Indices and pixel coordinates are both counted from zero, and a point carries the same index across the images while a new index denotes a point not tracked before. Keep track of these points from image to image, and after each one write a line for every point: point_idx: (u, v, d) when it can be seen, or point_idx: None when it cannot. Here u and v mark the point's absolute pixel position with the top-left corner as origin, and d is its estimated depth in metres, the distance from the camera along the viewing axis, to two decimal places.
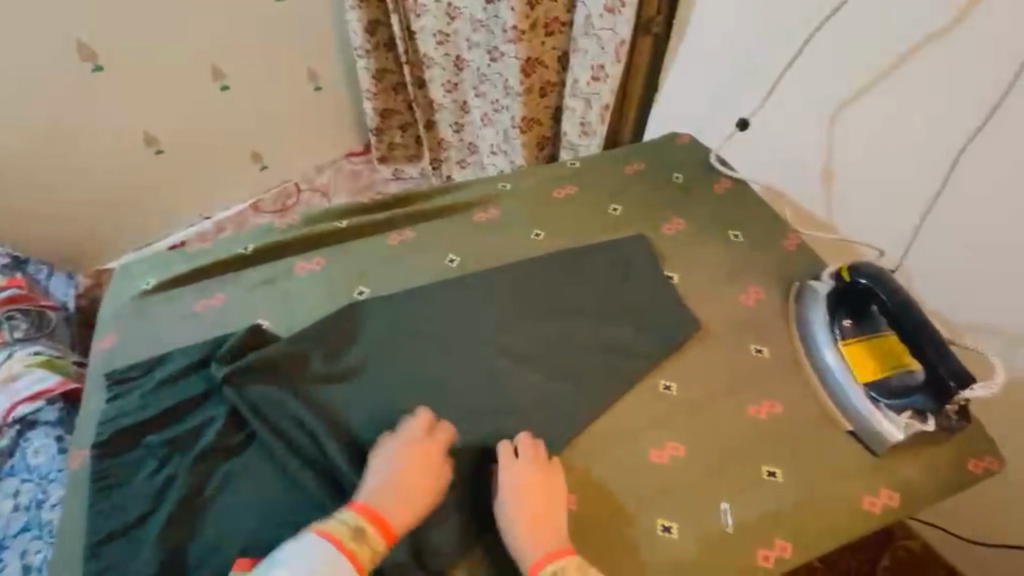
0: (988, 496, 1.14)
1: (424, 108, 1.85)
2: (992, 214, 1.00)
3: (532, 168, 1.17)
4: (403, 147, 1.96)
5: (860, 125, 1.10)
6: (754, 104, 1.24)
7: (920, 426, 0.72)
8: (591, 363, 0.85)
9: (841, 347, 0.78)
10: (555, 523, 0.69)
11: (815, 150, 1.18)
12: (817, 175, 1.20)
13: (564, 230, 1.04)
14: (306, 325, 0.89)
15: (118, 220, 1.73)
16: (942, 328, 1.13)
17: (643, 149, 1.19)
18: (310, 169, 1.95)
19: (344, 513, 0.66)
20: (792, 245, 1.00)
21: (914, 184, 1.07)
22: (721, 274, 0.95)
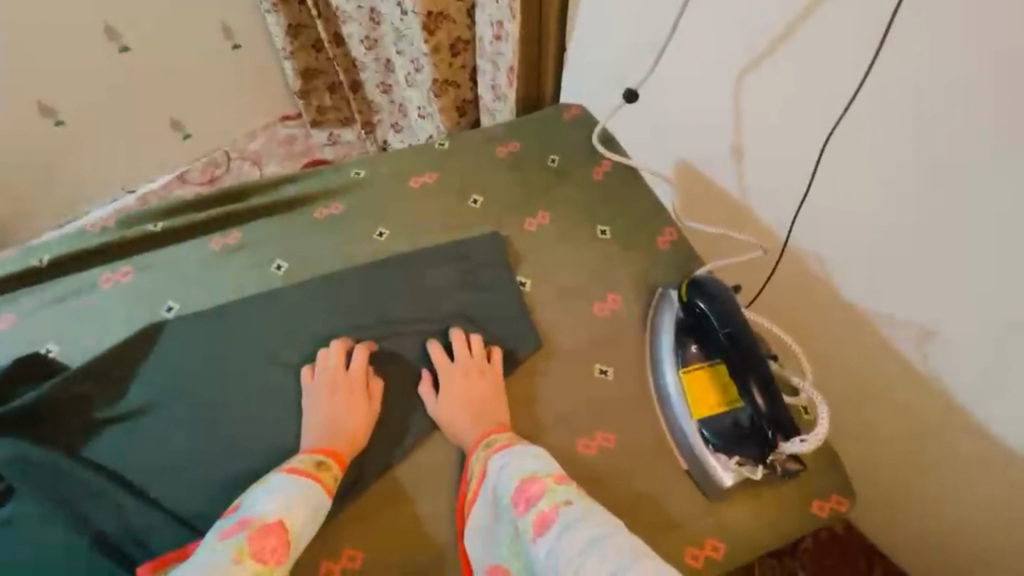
0: (879, 489, 1.08)
1: (345, 68, 1.62)
2: (882, 188, 0.83)
3: (395, 149, 1.03)
4: (334, 109, 1.75)
5: (759, 78, 0.90)
6: (667, 70, 1.03)
7: (749, 472, 0.65)
8: (413, 390, 0.76)
9: (682, 375, 0.69)
10: (487, 406, 0.72)
11: (722, 117, 0.99)
12: (721, 147, 1.02)
13: (418, 228, 0.91)
14: (100, 352, 0.78)
15: (21, 204, 1.51)
16: (830, 329, 1.00)
17: (519, 125, 1.03)
18: (240, 135, 1.74)
19: (300, 455, 0.67)
20: (665, 242, 0.88)
21: (799, 164, 0.91)
22: (583, 278, 0.84)
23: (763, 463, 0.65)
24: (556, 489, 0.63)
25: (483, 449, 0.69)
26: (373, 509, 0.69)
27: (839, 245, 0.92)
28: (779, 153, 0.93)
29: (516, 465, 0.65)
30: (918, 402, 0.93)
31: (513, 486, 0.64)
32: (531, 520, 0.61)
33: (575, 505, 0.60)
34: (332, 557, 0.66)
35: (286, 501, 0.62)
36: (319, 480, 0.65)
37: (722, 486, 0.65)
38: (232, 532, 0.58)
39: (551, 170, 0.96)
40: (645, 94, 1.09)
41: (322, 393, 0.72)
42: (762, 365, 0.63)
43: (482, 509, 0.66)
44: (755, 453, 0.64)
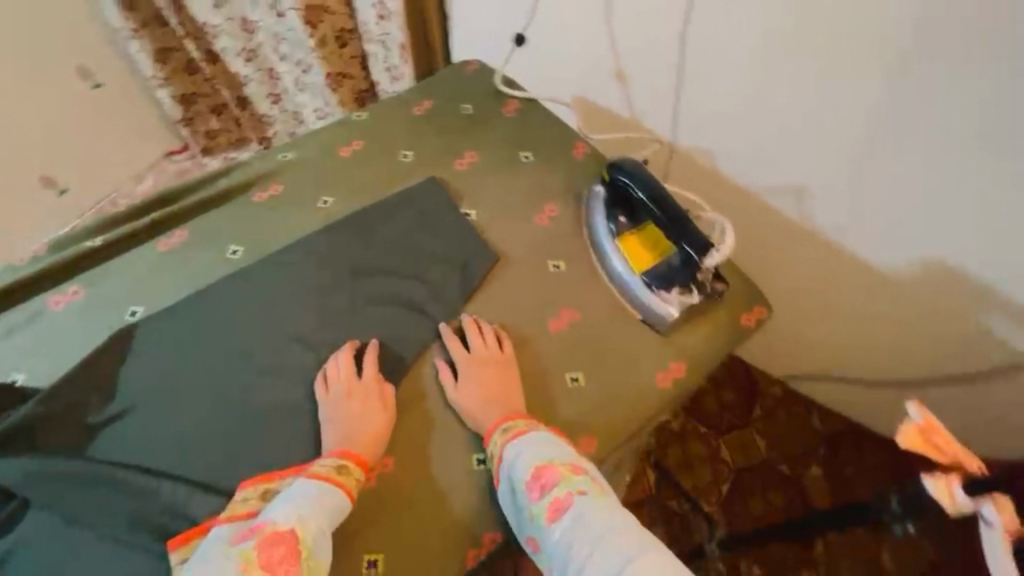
0: (795, 334, 1.28)
1: (228, 86, 1.50)
2: (735, 69, 1.01)
3: (314, 130, 1.07)
4: (225, 132, 1.57)
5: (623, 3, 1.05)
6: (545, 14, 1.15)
7: (687, 300, 0.79)
8: (396, 321, 0.83)
9: (619, 243, 0.83)
10: (500, 398, 0.75)
11: (600, 45, 1.13)
12: (607, 71, 1.16)
13: (358, 191, 0.97)
14: (73, 366, 0.78)
15: None
16: (730, 209, 1.18)
17: (426, 87, 1.12)
18: (126, 179, 1.54)
19: (324, 460, 0.70)
20: (580, 154, 1.00)
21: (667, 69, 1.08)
22: (518, 197, 0.95)
23: (696, 287, 0.79)
24: (572, 478, 0.67)
25: (501, 438, 0.71)
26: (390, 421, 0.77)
27: (714, 128, 1.09)
28: (654, 63, 1.09)
29: (530, 453, 0.69)
30: (808, 244, 1.12)
31: (530, 475, 0.67)
32: (547, 509, 0.66)
33: (591, 499, 0.65)
34: None
35: (301, 512, 0.64)
36: (339, 485, 0.68)
37: (669, 319, 0.79)
38: (244, 538, 0.62)
39: (466, 117, 1.06)
40: (529, 40, 1.21)
41: (341, 402, 0.74)
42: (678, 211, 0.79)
43: (500, 498, 0.70)
44: (686, 282, 0.79)
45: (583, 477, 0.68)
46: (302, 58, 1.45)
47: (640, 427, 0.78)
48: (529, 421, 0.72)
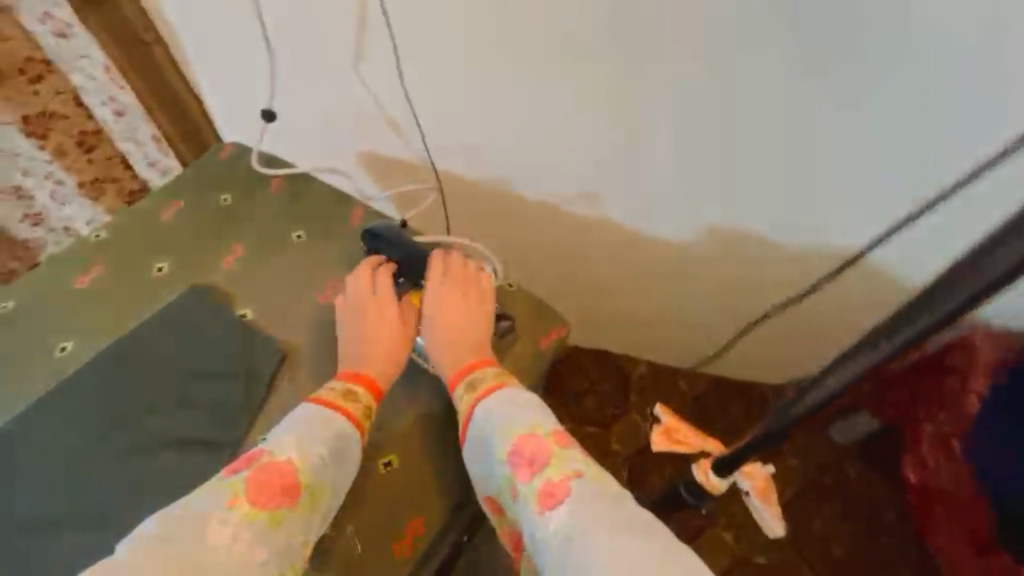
0: (634, 324, 1.26)
1: None
2: (485, 108, 0.94)
3: (42, 263, 0.91)
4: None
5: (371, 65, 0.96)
6: (290, 78, 1.04)
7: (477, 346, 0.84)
8: (175, 462, 0.74)
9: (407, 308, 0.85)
10: (468, 345, 0.80)
11: (354, 103, 1.04)
12: (377, 122, 1.05)
13: (103, 327, 0.84)
14: None
15: None
16: (527, 240, 1.16)
17: (178, 184, 1.00)
18: None
19: (333, 383, 0.77)
20: (358, 220, 0.95)
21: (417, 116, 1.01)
22: (297, 283, 0.88)
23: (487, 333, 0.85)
24: (563, 457, 0.68)
25: (471, 391, 0.76)
26: None
27: (489, 162, 1.03)
28: (407, 111, 1.01)
29: (515, 421, 0.72)
30: (612, 254, 1.11)
31: (514, 448, 0.70)
32: (536, 490, 0.67)
33: (584, 478, 0.66)
34: None
35: (302, 443, 0.69)
36: (340, 408, 0.74)
37: None
38: (238, 470, 0.66)
39: (226, 209, 0.97)
40: (280, 111, 1.11)
41: (354, 318, 0.81)
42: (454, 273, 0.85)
43: (476, 465, 0.74)
44: None
45: (573, 455, 0.69)
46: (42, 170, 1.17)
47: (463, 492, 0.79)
48: (507, 385, 0.76)
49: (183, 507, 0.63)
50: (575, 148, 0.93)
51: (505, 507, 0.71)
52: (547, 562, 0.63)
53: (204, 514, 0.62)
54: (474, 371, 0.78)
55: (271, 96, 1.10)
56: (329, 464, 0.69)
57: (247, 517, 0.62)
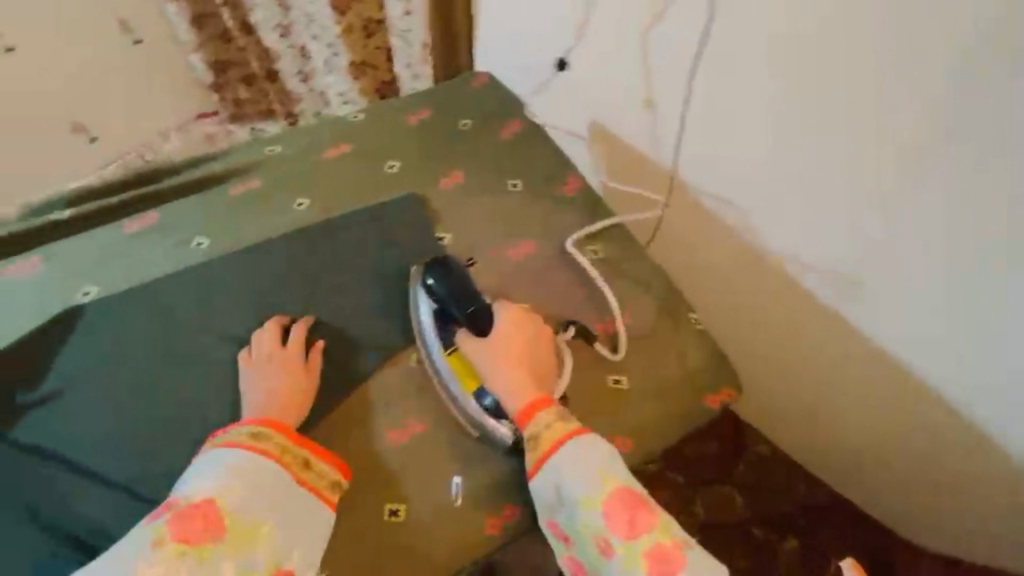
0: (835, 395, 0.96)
1: (259, 57, 1.31)
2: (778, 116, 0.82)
3: (308, 126, 1.05)
4: (254, 102, 1.37)
5: (666, 38, 0.88)
6: (567, 26, 1.01)
7: (640, 368, 0.77)
8: (344, 342, 0.80)
9: (449, 361, 0.77)
10: (541, 373, 0.74)
11: (627, 71, 0.96)
12: (634, 99, 0.97)
13: (334, 198, 0.93)
14: (11, 339, 0.77)
15: None
16: (735, 284, 1.00)
17: (429, 95, 1.07)
18: (150, 138, 1.38)
19: (238, 427, 0.68)
20: (570, 191, 0.95)
21: (677, 103, 0.92)
22: (497, 229, 0.90)
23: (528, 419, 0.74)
24: (664, 525, 0.64)
25: (555, 426, 0.69)
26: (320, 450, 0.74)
27: (742, 182, 0.90)
28: (672, 92, 0.91)
29: (608, 473, 0.66)
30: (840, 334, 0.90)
31: (611, 501, 0.65)
32: (642, 555, 0.62)
33: (692, 547, 0.63)
34: None
35: (220, 481, 0.64)
36: (253, 451, 0.66)
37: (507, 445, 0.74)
38: (158, 516, 0.62)
39: (461, 133, 1.01)
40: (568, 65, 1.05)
41: (263, 369, 0.75)
42: (529, 342, 0.75)
43: (546, 500, 0.69)
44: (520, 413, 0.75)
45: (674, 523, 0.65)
46: (334, 41, 1.30)
47: None
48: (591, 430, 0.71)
49: (114, 561, 0.59)
50: (852, 193, 0.79)
51: (573, 540, 0.67)
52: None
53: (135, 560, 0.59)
54: (557, 406, 0.71)
55: (568, 48, 1.04)
56: (255, 500, 0.64)
57: (180, 557, 0.60)
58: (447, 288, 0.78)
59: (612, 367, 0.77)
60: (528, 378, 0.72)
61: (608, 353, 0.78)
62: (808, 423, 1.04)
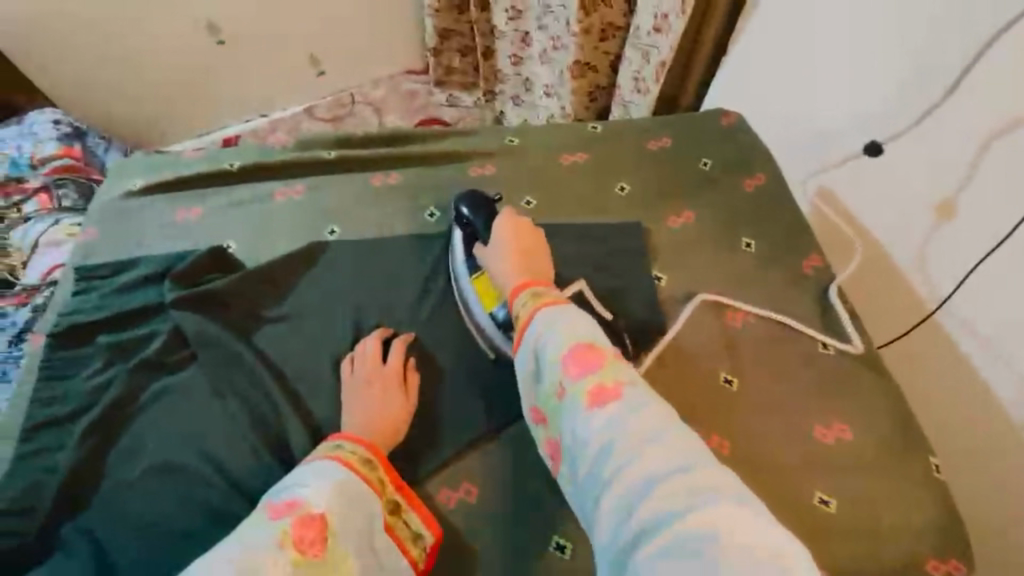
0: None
1: (482, 34, 1.70)
2: None
3: (547, 126, 1.06)
4: (461, 73, 1.84)
5: (1000, 178, 0.79)
6: (892, 104, 0.91)
7: (857, 498, 0.68)
8: None
9: (472, 282, 0.80)
10: (535, 273, 0.76)
11: (925, 181, 0.88)
12: (926, 199, 0.88)
13: (563, 205, 0.94)
14: (270, 258, 0.86)
15: (189, 102, 1.77)
16: (950, 424, 0.89)
17: (674, 123, 1.04)
18: (366, 82, 1.89)
19: (348, 444, 0.66)
20: (807, 268, 0.87)
21: (990, 238, 0.80)
22: (719, 285, 0.85)
23: None
24: (617, 367, 0.60)
25: (531, 301, 0.69)
26: (500, 455, 0.73)
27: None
28: (987, 224, 0.81)
29: (564, 326, 0.64)
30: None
31: (570, 353, 0.61)
32: (589, 390, 0.58)
33: (637, 386, 0.58)
34: (450, 486, 0.71)
35: (331, 497, 0.60)
36: (362, 475, 0.64)
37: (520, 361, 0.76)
38: (277, 515, 0.58)
39: (701, 173, 0.97)
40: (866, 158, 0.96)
41: (363, 384, 0.73)
42: (530, 247, 0.79)
43: (520, 370, 0.66)
44: None
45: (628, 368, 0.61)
46: (558, 35, 1.50)
47: None
48: (570, 301, 0.69)
49: (220, 557, 0.54)
50: None
51: (546, 411, 0.63)
52: (585, 460, 0.55)
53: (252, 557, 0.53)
54: (538, 287, 0.72)
55: (896, 134, 0.91)
56: (358, 528, 0.60)
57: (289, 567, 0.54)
58: (480, 215, 0.83)
59: (821, 483, 0.69)
60: (520, 271, 0.75)
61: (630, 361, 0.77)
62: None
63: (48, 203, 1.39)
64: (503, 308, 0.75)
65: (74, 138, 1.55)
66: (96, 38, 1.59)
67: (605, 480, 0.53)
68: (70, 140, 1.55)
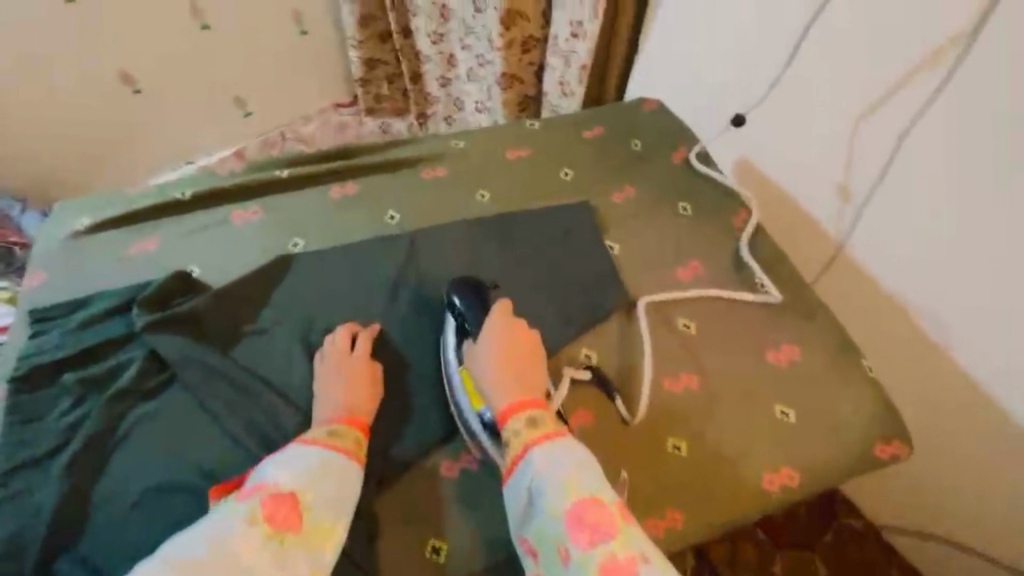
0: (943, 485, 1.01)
1: (409, 59, 1.75)
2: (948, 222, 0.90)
3: (485, 129, 1.13)
4: (391, 100, 1.88)
5: (876, 129, 0.95)
6: (769, 73, 1.06)
7: (811, 403, 0.78)
8: None
9: (462, 376, 0.75)
10: (528, 386, 0.70)
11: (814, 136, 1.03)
12: (823, 151, 1.02)
13: (515, 195, 1.01)
14: (238, 275, 0.87)
15: (109, 156, 1.71)
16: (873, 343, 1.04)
17: (601, 113, 1.14)
18: (297, 119, 1.88)
19: (321, 426, 0.68)
20: (738, 223, 0.98)
21: (872, 171, 0.97)
22: (665, 247, 0.94)
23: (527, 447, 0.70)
24: (626, 533, 0.59)
25: (522, 430, 0.66)
26: None
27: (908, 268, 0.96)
28: (866, 165, 0.98)
29: (565, 476, 0.62)
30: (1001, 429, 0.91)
31: (572, 511, 0.60)
32: (594, 563, 0.57)
33: (651, 565, 0.56)
34: (451, 459, 0.75)
35: (303, 474, 0.61)
36: (333, 447, 0.65)
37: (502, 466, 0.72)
38: (247, 496, 0.59)
39: (633, 152, 1.07)
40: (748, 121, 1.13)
41: (329, 374, 0.74)
42: (521, 354, 0.72)
43: (514, 505, 0.65)
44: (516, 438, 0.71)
45: (638, 534, 0.59)
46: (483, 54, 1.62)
47: (733, 521, 0.72)
48: (570, 436, 0.66)
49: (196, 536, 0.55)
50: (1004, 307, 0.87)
51: (541, 552, 0.62)
52: None
53: (226, 540, 0.55)
54: (532, 410, 0.67)
55: (749, 107, 1.12)
56: (334, 501, 0.61)
57: (265, 542, 0.56)
58: (467, 303, 0.79)
59: (780, 399, 0.78)
60: (512, 386, 0.69)
61: (623, 417, 0.76)
62: (932, 485, 1.03)
63: None
64: (492, 415, 0.70)
65: None
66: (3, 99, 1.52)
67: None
68: None
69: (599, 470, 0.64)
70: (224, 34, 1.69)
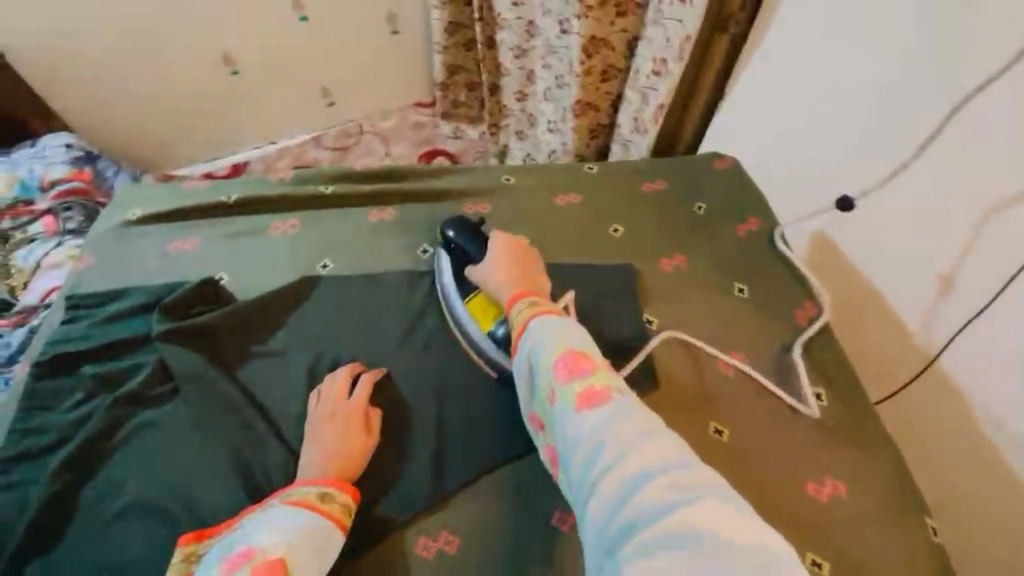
0: None
1: (489, 71, 1.72)
2: None
3: (540, 165, 1.06)
4: (466, 106, 1.87)
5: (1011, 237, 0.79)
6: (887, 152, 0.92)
7: (849, 560, 0.66)
8: None
9: (467, 304, 0.82)
10: (529, 287, 0.78)
11: (925, 229, 0.88)
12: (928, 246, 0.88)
13: (557, 244, 0.94)
14: (260, 293, 0.86)
15: (199, 131, 1.80)
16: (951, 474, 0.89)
17: (668, 166, 1.05)
18: (376, 112, 1.93)
19: (308, 486, 0.65)
20: (802, 317, 0.86)
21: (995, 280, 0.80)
22: (712, 330, 0.84)
23: None
24: (604, 373, 0.64)
25: (526, 309, 0.72)
26: (479, 498, 0.71)
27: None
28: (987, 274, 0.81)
29: (555, 336, 0.67)
30: None
31: (560, 359, 0.65)
32: (577, 392, 0.62)
33: (624, 392, 0.62)
34: (429, 536, 0.68)
35: (291, 539, 0.58)
36: (321, 513, 0.62)
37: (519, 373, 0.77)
38: (234, 569, 0.56)
39: (694, 216, 0.98)
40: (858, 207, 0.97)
41: (323, 421, 0.71)
42: (522, 259, 0.81)
43: (517, 377, 0.69)
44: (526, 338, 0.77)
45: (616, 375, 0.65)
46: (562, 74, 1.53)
47: None
48: (563, 312, 0.72)
49: None
50: None
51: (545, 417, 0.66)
52: (579, 466, 0.58)
53: None
54: (532, 298, 0.74)
55: (865, 190, 0.96)
56: None
57: None
58: (464, 235, 0.86)
59: (813, 545, 0.66)
60: (515, 283, 0.78)
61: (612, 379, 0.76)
62: None
63: (54, 227, 1.41)
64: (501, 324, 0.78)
65: (84, 162, 1.54)
66: (114, 67, 1.62)
67: (596, 475, 0.57)
68: (81, 164, 1.53)
69: (585, 330, 0.70)
70: (319, 27, 1.73)
